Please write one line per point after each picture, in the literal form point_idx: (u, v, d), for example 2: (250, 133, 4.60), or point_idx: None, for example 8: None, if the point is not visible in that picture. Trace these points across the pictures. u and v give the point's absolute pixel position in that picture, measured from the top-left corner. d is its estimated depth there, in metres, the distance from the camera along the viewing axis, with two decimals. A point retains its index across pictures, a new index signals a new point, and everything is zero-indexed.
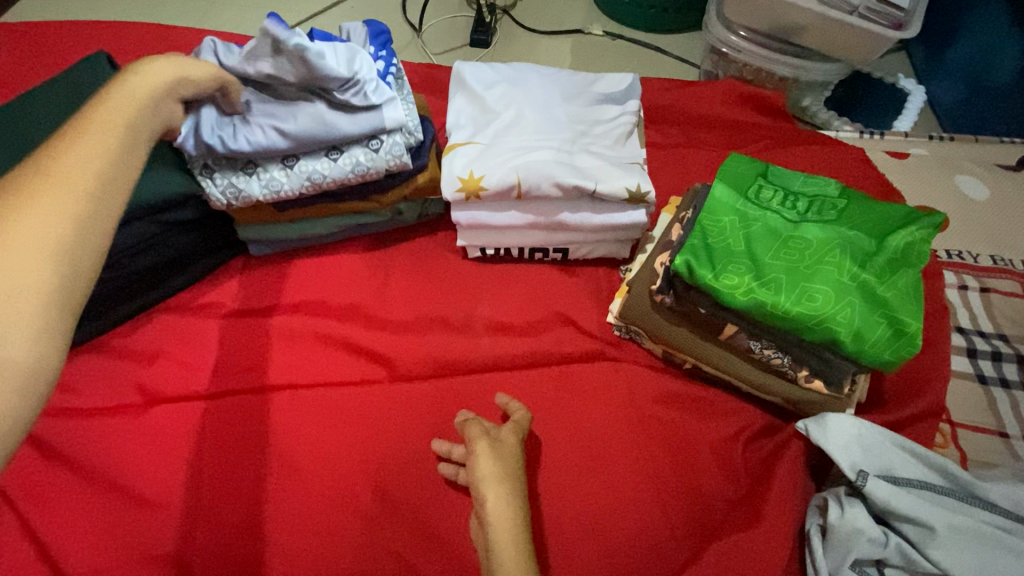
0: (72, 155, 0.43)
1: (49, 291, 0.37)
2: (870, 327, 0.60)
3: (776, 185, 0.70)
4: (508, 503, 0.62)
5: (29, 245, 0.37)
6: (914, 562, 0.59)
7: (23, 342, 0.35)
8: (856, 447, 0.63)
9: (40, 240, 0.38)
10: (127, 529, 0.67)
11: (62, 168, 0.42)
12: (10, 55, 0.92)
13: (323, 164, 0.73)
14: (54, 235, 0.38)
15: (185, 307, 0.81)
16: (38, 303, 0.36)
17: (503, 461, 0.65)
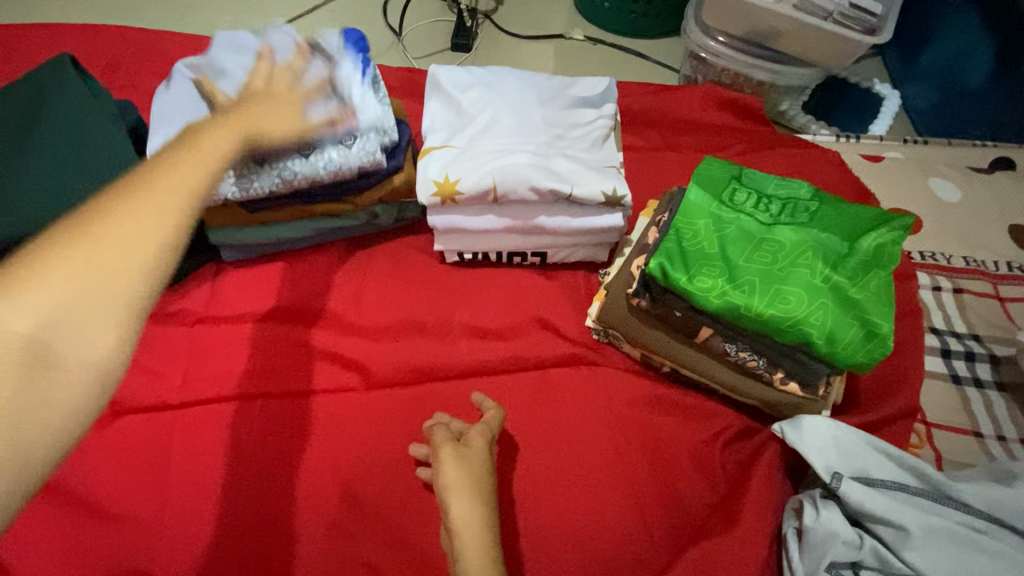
0: (181, 164, 0.44)
1: (134, 295, 0.37)
2: (843, 329, 0.60)
3: (749, 188, 0.71)
4: (476, 513, 0.61)
5: (122, 246, 0.37)
6: (889, 564, 0.59)
7: (104, 339, 0.35)
8: (831, 449, 0.63)
9: (136, 244, 0.37)
10: (92, 544, 0.65)
11: (166, 175, 0.42)
12: None
13: (295, 162, 0.72)
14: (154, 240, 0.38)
15: (154, 315, 0.79)
16: (123, 308, 0.36)
17: (467, 469, 0.64)
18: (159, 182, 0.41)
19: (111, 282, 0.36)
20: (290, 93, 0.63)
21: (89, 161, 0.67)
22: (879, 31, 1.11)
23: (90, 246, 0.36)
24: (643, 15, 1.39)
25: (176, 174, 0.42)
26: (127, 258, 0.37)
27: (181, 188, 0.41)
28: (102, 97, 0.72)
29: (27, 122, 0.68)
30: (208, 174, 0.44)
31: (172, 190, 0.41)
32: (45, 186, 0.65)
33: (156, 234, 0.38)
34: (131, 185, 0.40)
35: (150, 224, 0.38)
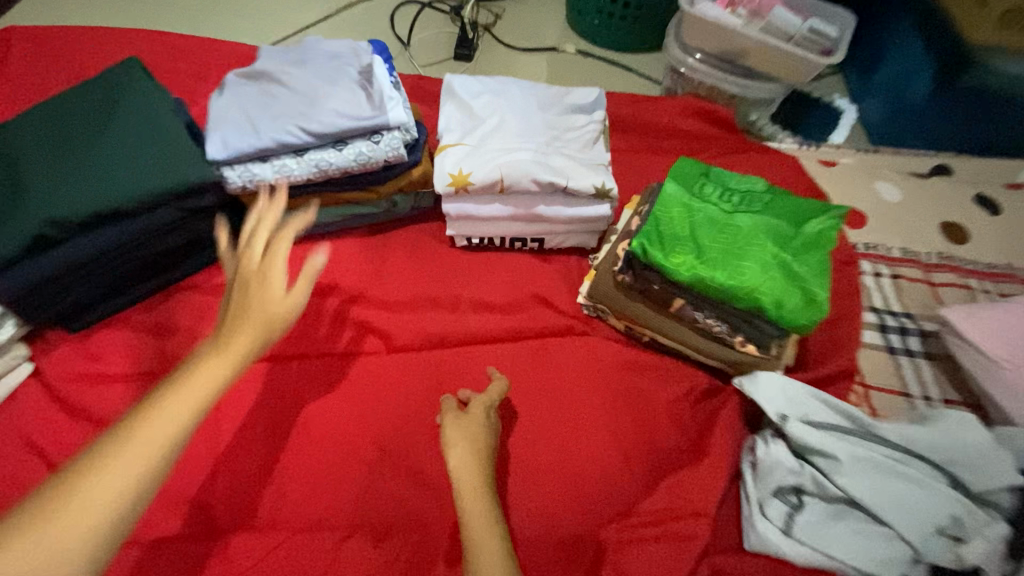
0: (173, 403, 0.52)
1: (87, 548, 0.45)
2: (788, 296, 0.74)
3: (716, 182, 0.84)
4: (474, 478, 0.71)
5: (89, 507, 0.46)
6: (825, 489, 0.71)
7: None
8: (781, 398, 0.76)
9: (101, 502, 0.46)
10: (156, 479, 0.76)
11: (156, 419, 0.51)
12: (50, 70, 1.05)
13: (330, 155, 0.84)
14: (115, 498, 0.47)
15: (199, 287, 0.88)
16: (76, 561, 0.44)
17: (465, 440, 0.74)
18: (147, 430, 0.50)
19: (72, 537, 0.44)
20: (274, 271, 0.64)
21: (158, 150, 0.76)
22: (834, 52, 1.27)
23: (67, 504, 0.45)
24: (630, 31, 1.54)
25: (165, 416, 0.51)
26: (87, 519, 0.45)
27: (153, 446, 0.49)
28: (167, 95, 0.82)
29: (102, 112, 0.77)
30: (198, 410, 0.53)
31: (155, 438, 0.50)
32: (121, 168, 0.74)
33: (119, 491, 0.47)
34: (131, 430, 0.50)
35: (116, 484, 0.47)
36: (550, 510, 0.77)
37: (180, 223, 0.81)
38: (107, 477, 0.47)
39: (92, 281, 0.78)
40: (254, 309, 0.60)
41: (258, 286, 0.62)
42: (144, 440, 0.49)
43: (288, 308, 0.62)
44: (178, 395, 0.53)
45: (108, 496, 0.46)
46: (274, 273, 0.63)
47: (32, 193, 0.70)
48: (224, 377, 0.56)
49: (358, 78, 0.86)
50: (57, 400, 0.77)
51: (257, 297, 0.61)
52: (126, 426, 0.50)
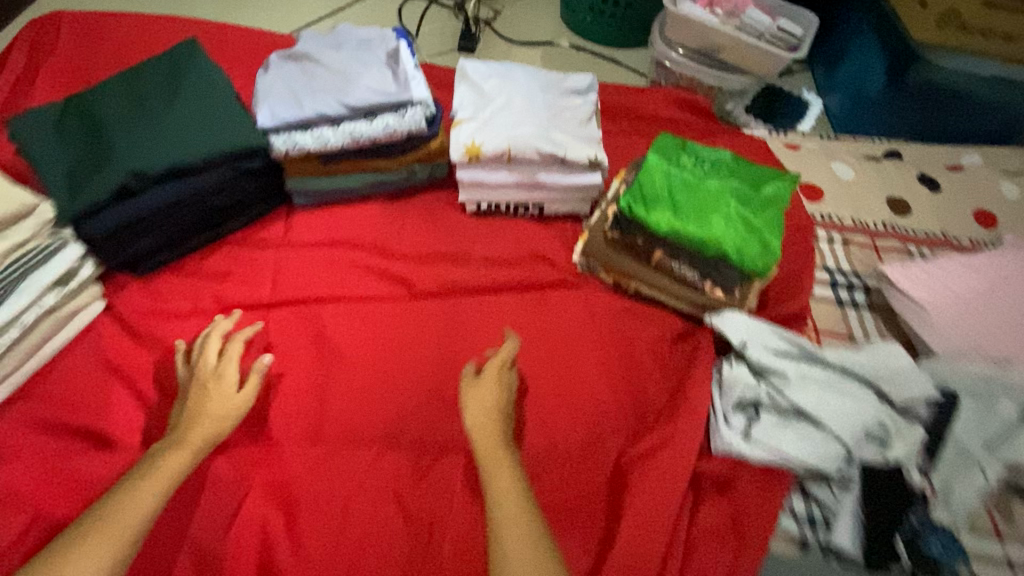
0: (143, 488, 0.70)
1: None
2: (747, 245, 0.90)
3: (691, 154, 1.00)
4: (493, 440, 0.81)
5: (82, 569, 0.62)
6: (776, 400, 0.87)
7: None
8: (744, 329, 0.92)
9: (90, 565, 0.63)
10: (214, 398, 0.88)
11: (130, 500, 0.68)
12: (100, 52, 1.16)
13: (362, 126, 0.97)
14: (101, 561, 0.63)
15: (246, 241, 1.02)
16: None
17: (485, 405, 0.85)
18: (123, 508, 0.67)
19: None
20: (226, 376, 0.82)
21: (221, 118, 0.90)
22: (796, 49, 1.43)
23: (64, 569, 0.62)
24: (619, 28, 1.69)
25: (138, 496, 0.69)
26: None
27: (129, 523, 0.67)
28: (221, 72, 0.95)
29: (170, 84, 0.90)
30: (161, 491, 0.70)
31: (130, 515, 0.67)
32: (186, 133, 0.87)
33: (104, 557, 0.64)
34: (111, 509, 0.67)
35: (101, 551, 0.64)
36: (551, 429, 0.91)
37: (230, 183, 0.93)
38: (97, 549, 0.64)
39: (156, 232, 0.90)
40: (209, 409, 0.79)
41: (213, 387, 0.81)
42: (122, 517, 0.67)
43: (237, 407, 0.80)
44: (147, 482, 0.70)
45: (95, 560, 0.63)
46: (226, 376, 0.82)
47: (116, 151, 0.82)
48: (184, 462, 0.74)
49: (386, 60, 1.01)
50: (130, 331, 0.89)
51: (212, 398, 0.80)
52: (108, 507, 0.68)
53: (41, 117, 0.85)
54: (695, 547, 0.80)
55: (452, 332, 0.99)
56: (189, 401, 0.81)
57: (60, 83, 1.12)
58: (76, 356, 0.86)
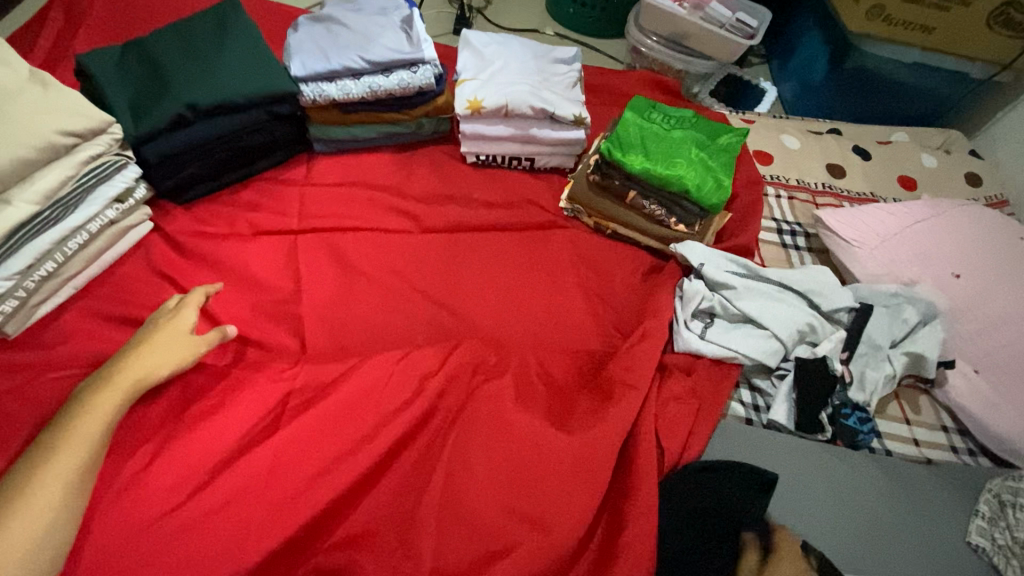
0: (88, 413, 0.74)
1: (59, 501, 0.67)
2: (705, 183, 1.09)
3: (660, 112, 1.21)
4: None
5: (52, 479, 0.67)
6: (728, 309, 1.05)
7: (41, 527, 0.64)
8: (701, 253, 1.10)
9: (62, 472, 0.68)
10: (248, 302, 0.99)
11: (77, 425, 0.73)
12: (134, 12, 1.29)
13: (380, 79, 1.12)
14: (69, 470, 0.69)
15: (274, 179, 1.15)
16: (49, 508, 0.66)
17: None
18: (75, 431, 0.72)
19: (45, 494, 0.66)
20: (181, 321, 0.88)
21: (260, 66, 1.05)
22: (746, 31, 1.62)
23: (32, 480, 0.67)
24: (598, 19, 1.88)
25: (87, 420, 0.74)
26: (52, 484, 0.67)
27: (70, 462, 0.69)
28: (255, 30, 1.09)
29: (217, 37, 1.06)
30: (108, 415, 0.75)
31: (85, 434, 0.72)
32: (230, 78, 1.02)
33: (70, 467, 0.69)
34: (61, 434, 0.71)
35: (66, 462, 0.69)
36: (546, 335, 1.02)
37: (264, 124, 1.08)
38: (41, 500, 0.65)
39: (199, 163, 1.04)
40: (157, 348, 0.84)
41: (161, 328, 0.87)
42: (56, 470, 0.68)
43: (178, 354, 0.84)
44: (78, 430, 0.72)
45: (63, 468, 0.69)
46: (177, 319, 0.88)
47: (174, 88, 0.98)
48: (129, 391, 0.79)
49: (402, 27, 1.17)
50: (174, 246, 1.02)
51: (165, 333, 0.86)
52: (59, 431, 0.72)
53: (107, 58, 1.00)
54: (665, 408, 0.94)
55: (454, 259, 1.10)
56: (130, 347, 0.84)
57: (97, 38, 1.24)
58: (130, 264, 0.99)
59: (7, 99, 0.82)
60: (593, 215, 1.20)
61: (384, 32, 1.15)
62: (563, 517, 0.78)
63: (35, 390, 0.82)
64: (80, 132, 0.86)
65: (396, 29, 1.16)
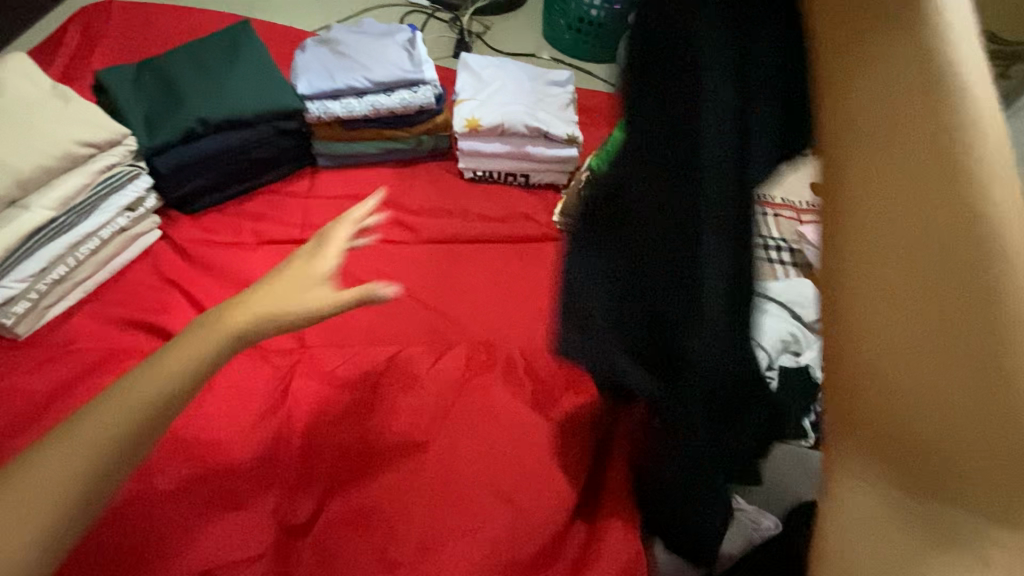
0: (173, 355, 0.62)
1: (107, 451, 0.56)
2: None
3: None
4: (895, 205, 0.37)
5: (114, 417, 0.57)
6: None
7: (75, 478, 0.54)
8: None
9: (124, 415, 0.57)
10: None
11: (163, 367, 0.61)
12: (146, 32, 1.35)
13: (382, 98, 1.18)
14: (137, 418, 0.58)
15: (277, 191, 1.18)
16: (95, 456, 0.55)
17: (869, 182, 0.38)
18: (157, 369, 0.61)
19: (98, 438, 0.56)
20: (306, 265, 0.74)
21: (268, 83, 1.11)
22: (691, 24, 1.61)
23: (99, 415, 0.57)
24: (592, 45, 1.96)
25: (171, 361, 0.62)
26: (109, 426, 0.57)
27: (123, 411, 0.58)
28: (265, 50, 1.16)
29: (230, 56, 1.12)
30: (195, 359, 0.63)
31: (165, 376, 0.61)
32: (241, 95, 1.08)
33: (139, 413, 0.58)
34: (150, 367, 0.61)
35: (136, 403, 0.58)
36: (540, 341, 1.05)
37: (270, 138, 1.12)
38: (74, 449, 0.55)
39: (206, 175, 1.08)
40: (280, 296, 0.69)
41: (283, 272, 0.73)
42: (109, 421, 0.57)
43: (302, 301, 0.70)
44: (156, 370, 0.61)
45: (129, 412, 0.58)
46: (301, 266, 0.74)
47: (187, 105, 1.04)
48: (219, 342, 0.65)
49: (405, 48, 1.23)
50: (181, 254, 1.05)
51: (292, 273, 0.73)
52: (145, 367, 0.61)
53: (124, 75, 1.07)
54: None
55: (450, 270, 1.14)
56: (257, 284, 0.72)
57: (110, 57, 1.30)
58: (138, 270, 1.03)
59: (28, 110, 0.91)
60: None
61: (386, 53, 1.21)
62: (548, 509, 0.80)
63: (43, 387, 0.85)
64: (97, 143, 0.94)
65: (398, 50, 1.22)
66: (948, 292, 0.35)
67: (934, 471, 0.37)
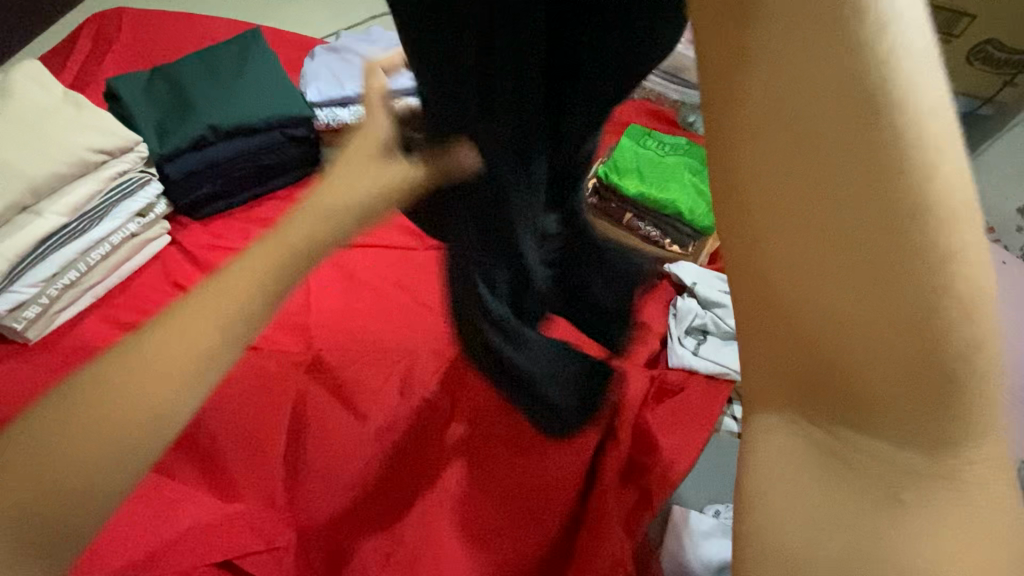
0: (228, 280, 0.48)
1: (160, 399, 0.44)
2: (696, 207, 1.16)
3: (656, 138, 1.27)
4: (784, 127, 0.33)
5: (164, 359, 0.45)
6: (722, 327, 1.09)
7: (123, 432, 0.43)
8: (695, 274, 1.15)
9: (177, 356, 0.45)
10: None
11: (215, 296, 0.47)
12: (157, 40, 1.37)
13: None
14: (188, 359, 0.45)
15: (285, 196, 1.18)
16: (143, 408, 0.43)
17: (739, 111, 0.35)
18: (211, 296, 0.47)
19: (151, 382, 0.44)
20: (366, 141, 0.56)
21: (277, 91, 1.11)
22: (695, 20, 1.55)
23: (147, 355, 0.45)
24: None
25: (226, 287, 0.47)
26: (163, 368, 0.45)
27: (180, 353, 0.45)
28: (275, 58, 1.17)
29: (240, 63, 1.13)
30: (257, 285, 0.48)
31: (219, 304, 0.47)
32: (250, 101, 1.08)
33: (191, 354, 0.45)
34: (202, 294, 0.47)
35: (188, 342, 0.45)
36: None
37: (278, 145, 1.12)
38: (119, 398, 0.44)
39: (215, 181, 1.09)
40: (349, 182, 0.53)
41: (347, 156, 0.55)
42: (179, 343, 0.45)
43: (377, 183, 0.53)
44: (212, 297, 0.47)
45: (183, 352, 0.45)
46: (367, 142, 0.56)
47: (196, 112, 1.05)
48: (281, 258, 0.49)
49: None
50: (190, 259, 1.07)
51: (353, 157, 0.55)
52: (195, 294, 0.48)
53: (136, 83, 1.08)
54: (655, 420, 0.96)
55: None
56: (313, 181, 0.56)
57: (122, 66, 1.32)
58: (148, 275, 1.04)
59: (42, 118, 0.92)
60: None
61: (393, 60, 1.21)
62: (546, 519, 0.81)
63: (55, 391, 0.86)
64: (109, 150, 0.95)
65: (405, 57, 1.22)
66: (824, 218, 0.32)
67: (848, 401, 0.34)
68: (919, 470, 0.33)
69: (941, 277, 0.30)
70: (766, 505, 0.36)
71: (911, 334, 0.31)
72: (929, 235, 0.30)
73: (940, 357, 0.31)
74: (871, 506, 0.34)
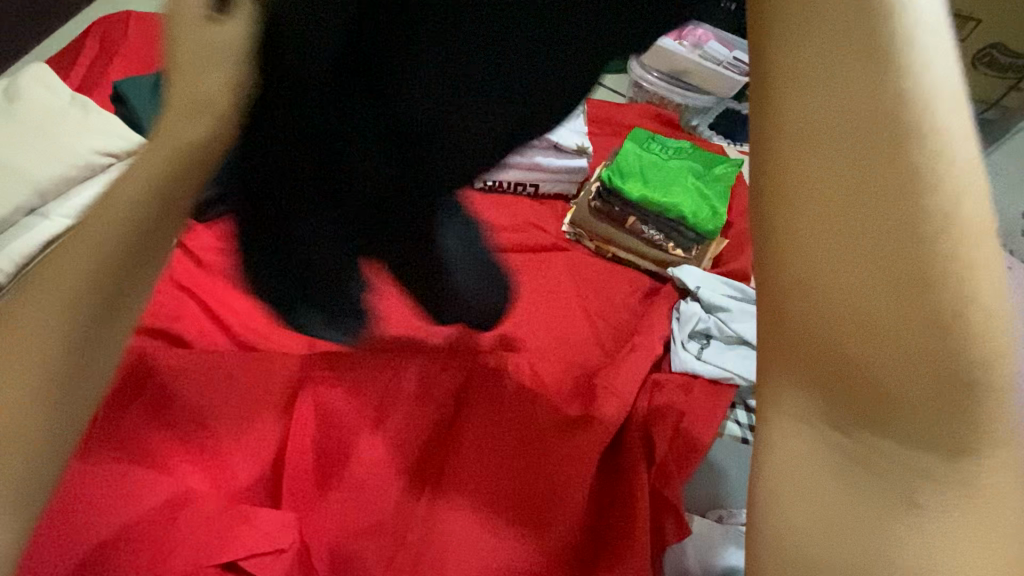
0: (117, 190, 0.51)
1: (73, 306, 0.50)
2: (699, 210, 1.18)
3: (659, 142, 1.27)
4: (826, 173, 0.37)
5: (71, 269, 0.50)
6: (725, 332, 1.10)
7: (49, 339, 0.49)
8: (699, 278, 1.16)
9: (83, 265, 0.50)
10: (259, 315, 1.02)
11: (109, 208, 0.50)
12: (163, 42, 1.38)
13: None
14: (90, 267, 0.50)
15: None
16: (55, 312, 0.49)
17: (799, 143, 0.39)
18: (104, 208, 0.50)
19: (61, 292, 0.50)
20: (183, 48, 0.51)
21: None
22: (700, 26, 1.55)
23: (59, 270, 0.50)
24: None
25: (114, 196, 0.50)
26: (73, 277, 0.50)
27: (83, 264, 0.50)
28: None
29: None
30: (132, 190, 0.50)
31: (110, 215, 0.50)
32: None
33: (94, 261, 0.50)
34: (97, 208, 0.51)
35: (90, 251, 0.50)
36: (548, 350, 1.05)
37: None
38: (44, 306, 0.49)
39: None
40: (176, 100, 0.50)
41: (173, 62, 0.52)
42: (82, 256, 0.50)
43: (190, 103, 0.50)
44: (102, 209, 0.50)
45: (88, 260, 0.50)
46: (184, 48, 0.51)
47: None
48: (155, 161, 0.50)
49: None
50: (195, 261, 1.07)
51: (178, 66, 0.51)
52: (92, 211, 0.52)
53: (142, 85, 1.09)
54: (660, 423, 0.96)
55: None
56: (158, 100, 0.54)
57: (128, 68, 1.32)
58: None
59: (49, 121, 0.93)
60: (593, 238, 1.24)
61: None
62: (547, 521, 0.81)
63: None
64: (115, 152, 0.95)
65: None
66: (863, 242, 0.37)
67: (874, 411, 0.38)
68: (937, 474, 0.38)
69: (963, 311, 0.35)
70: (774, 505, 0.43)
71: (935, 358, 0.36)
72: (955, 266, 0.35)
73: (956, 368, 0.36)
74: (888, 506, 0.39)
